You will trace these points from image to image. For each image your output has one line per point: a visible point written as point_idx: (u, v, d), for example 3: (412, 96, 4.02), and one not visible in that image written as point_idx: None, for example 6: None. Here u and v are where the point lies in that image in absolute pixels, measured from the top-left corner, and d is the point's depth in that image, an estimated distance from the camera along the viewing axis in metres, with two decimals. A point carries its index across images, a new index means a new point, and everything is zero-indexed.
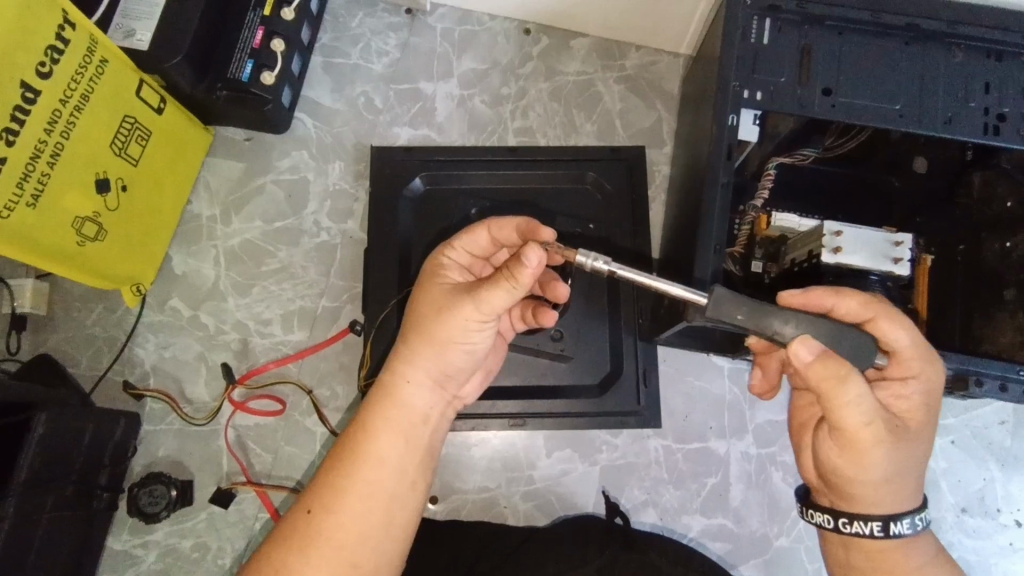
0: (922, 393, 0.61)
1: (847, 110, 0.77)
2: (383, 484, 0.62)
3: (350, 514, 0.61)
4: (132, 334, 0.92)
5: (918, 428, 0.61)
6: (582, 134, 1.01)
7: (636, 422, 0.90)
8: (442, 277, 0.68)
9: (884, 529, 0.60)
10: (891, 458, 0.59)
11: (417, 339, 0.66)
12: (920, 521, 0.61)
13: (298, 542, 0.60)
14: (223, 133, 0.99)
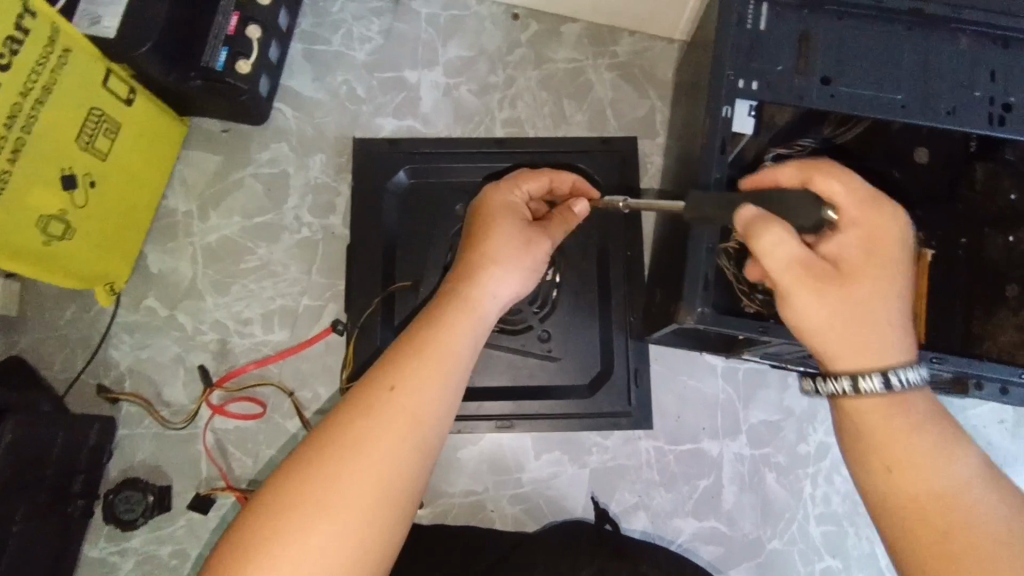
0: (868, 238, 0.55)
1: (846, 100, 0.73)
2: (453, 370, 0.59)
3: (424, 390, 0.57)
4: (107, 335, 0.89)
5: (880, 282, 0.53)
6: (572, 125, 0.97)
7: (627, 424, 0.88)
8: (509, 204, 0.72)
9: (855, 384, 0.52)
10: (824, 302, 0.53)
11: (498, 254, 0.67)
12: (908, 375, 0.51)
13: (365, 412, 0.55)
14: (198, 124, 0.95)
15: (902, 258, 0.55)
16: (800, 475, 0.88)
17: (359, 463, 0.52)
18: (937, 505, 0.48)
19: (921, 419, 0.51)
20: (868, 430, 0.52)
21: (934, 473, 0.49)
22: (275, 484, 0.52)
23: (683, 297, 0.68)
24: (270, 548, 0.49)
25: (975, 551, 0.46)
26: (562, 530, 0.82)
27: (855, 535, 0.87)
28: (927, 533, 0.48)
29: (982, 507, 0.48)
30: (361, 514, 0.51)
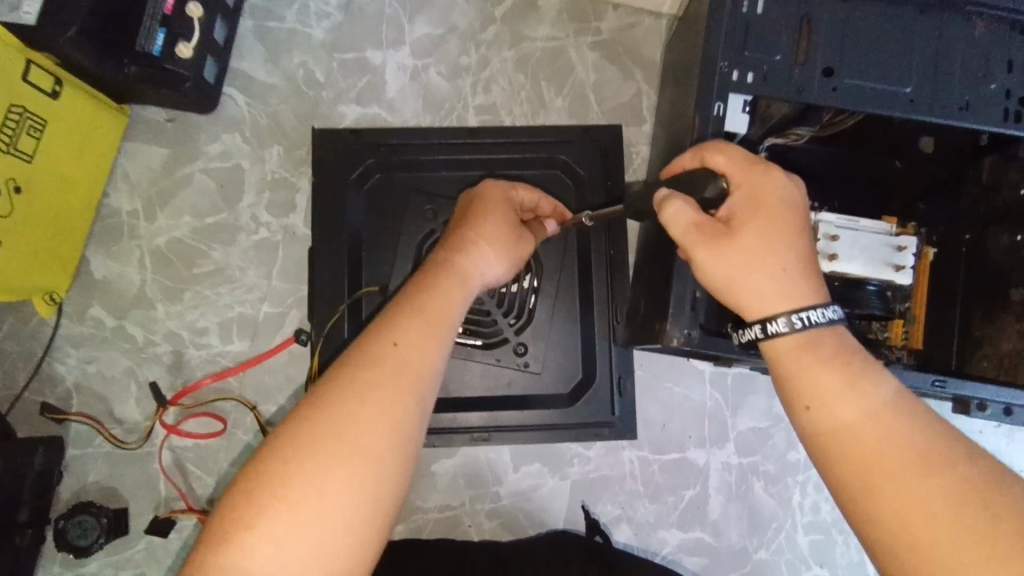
0: (751, 197, 0.54)
1: (850, 94, 0.66)
2: (453, 325, 0.56)
3: (430, 346, 0.53)
4: (50, 349, 0.82)
5: (768, 234, 0.53)
6: (552, 111, 0.89)
7: (611, 434, 0.84)
8: (493, 186, 0.70)
9: (763, 331, 0.52)
10: (725, 262, 0.53)
11: (494, 228, 0.65)
12: (812, 317, 0.51)
13: (370, 364, 0.50)
14: (140, 113, 0.87)
15: (790, 208, 0.54)
16: (789, 483, 0.85)
17: (370, 413, 0.48)
18: (849, 431, 0.48)
19: (836, 353, 0.50)
20: (790, 377, 0.51)
21: (844, 401, 0.48)
22: (278, 439, 0.47)
23: (669, 317, 0.63)
24: (280, 505, 0.44)
25: (884, 474, 0.45)
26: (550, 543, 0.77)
27: (844, 543, 0.84)
28: (842, 461, 0.47)
29: (895, 430, 0.46)
30: (375, 465, 0.47)
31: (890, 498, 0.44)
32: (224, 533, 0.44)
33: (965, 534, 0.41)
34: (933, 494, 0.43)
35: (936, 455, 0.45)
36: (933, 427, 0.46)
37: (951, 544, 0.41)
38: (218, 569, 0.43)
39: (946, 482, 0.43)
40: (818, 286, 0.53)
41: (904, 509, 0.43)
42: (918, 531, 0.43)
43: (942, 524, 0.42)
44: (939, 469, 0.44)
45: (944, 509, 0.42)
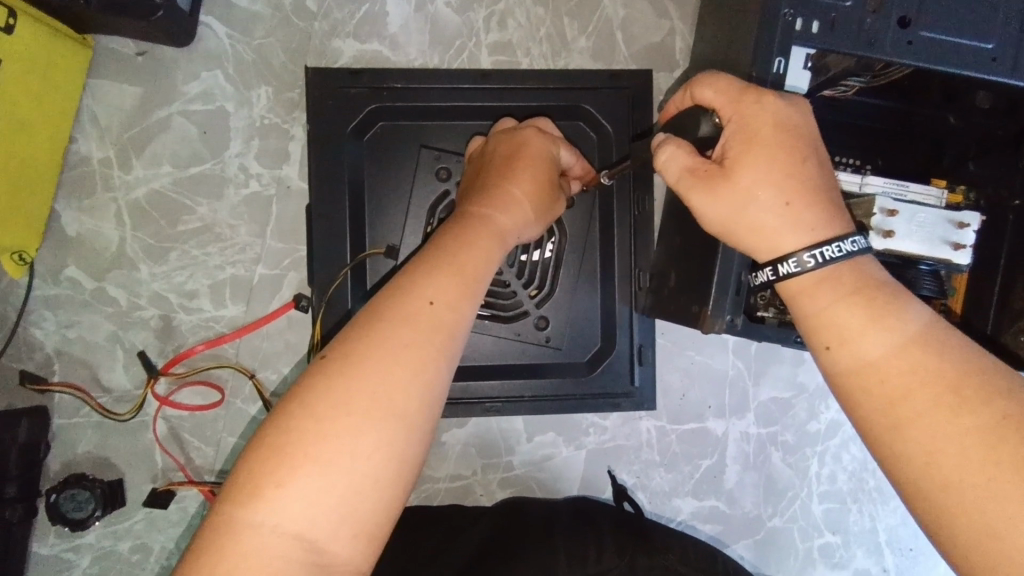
0: (739, 130, 0.48)
1: (926, 50, 0.58)
2: (484, 281, 0.51)
3: (464, 307, 0.48)
4: (24, 313, 0.75)
5: (767, 166, 0.46)
6: (575, 52, 0.80)
7: (629, 405, 0.80)
8: (523, 142, 0.64)
9: (773, 273, 0.47)
10: (723, 210, 0.48)
11: (524, 189, 0.60)
12: (825, 254, 0.45)
13: (405, 321, 0.45)
14: (106, 45, 0.76)
15: (788, 134, 0.47)
16: (807, 453, 0.83)
17: (407, 371, 0.44)
18: (873, 370, 0.42)
19: (859, 285, 0.45)
20: (812, 314, 0.46)
21: (870, 337, 0.43)
22: (306, 393, 0.42)
23: (710, 302, 0.58)
24: (310, 463, 0.40)
25: (913, 413, 0.40)
26: (579, 509, 0.75)
27: (857, 512, 0.84)
28: (866, 403, 0.43)
29: (926, 365, 0.41)
30: (410, 427, 0.43)
31: (915, 438, 0.40)
32: (250, 488, 0.40)
33: (998, 473, 0.37)
34: (964, 432, 0.39)
35: (970, 389, 0.40)
36: (969, 358, 0.41)
37: (988, 484, 0.37)
38: (246, 523, 0.39)
39: (980, 418, 0.39)
40: (827, 215, 0.47)
41: (932, 450, 0.39)
42: (948, 471, 0.38)
43: (973, 462, 0.38)
44: (974, 405, 0.39)
45: (976, 447, 0.38)
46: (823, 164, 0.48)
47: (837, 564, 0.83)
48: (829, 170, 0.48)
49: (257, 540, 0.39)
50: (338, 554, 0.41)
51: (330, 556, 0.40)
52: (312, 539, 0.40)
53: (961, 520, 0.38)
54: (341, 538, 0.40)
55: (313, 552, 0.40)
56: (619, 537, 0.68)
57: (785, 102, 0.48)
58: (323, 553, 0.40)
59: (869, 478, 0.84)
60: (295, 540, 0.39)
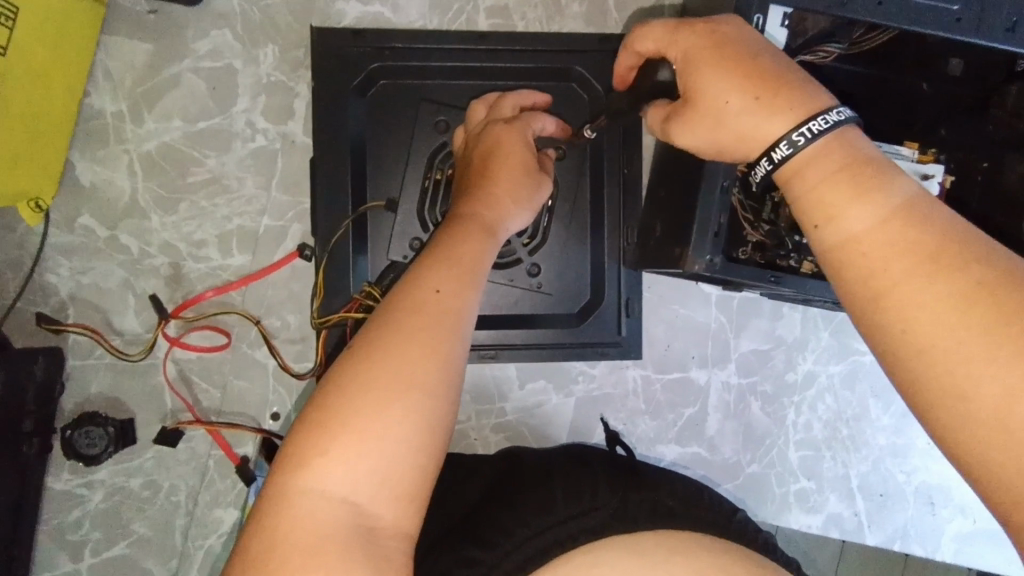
0: (685, 65, 0.51)
1: (895, 10, 0.62)
2: (483, 270, 0.55)
3: (468, 295, 0.52)
4: (39, 258, 0.79)
5: (710, 86, 0.49)
6: (568, 17, 0.84)
7: (616, 354, 0.84)
8: (494, 139, 0.67)
9: (771, 162, 0.47)
10: (698, 133, 0.51)
11: (507, 184, 0.64)
12: (814, 128, 0.46)
13: (413, 306, 0.48)
14: (119, 3, 0.79)
15: (714, 51, 0.50)
16: (785, 403, 0.88)
17: (426, 348, 0.46)
18: (856, 243, 0.43)
19: (841, 161, 0.45)
20: (807, 205, 0.46)
21: (856, 211, 0.43)
22: (338, 376, 0.45)
23: (692, 243, 0.62)
24: (345, 432, 0.43)
25: (889, 281, 0.40)
26: (570, 453, 0.79)
27: (831, 459, 0.88)
28: (849, 282, 0.43)
29: (908, 239, 0.41)
30: (432, 395, 0.45)
31: (899, 310, 0.40)
32: (299, 458, 0.43)
33: (975, 337, 0.37)
34: (946, 299, 0.38)
35: (951, 259, 0.39)
36: (952, 229, 0.41)
37: (957, 350, 0.37)
38: (296, 489, 0.42)
39: (963, 284, 0.38)
40: (790, 94, 0.47)
41: (916, 321, 0.39)
42: (920, 336, 0.39)
43: (956, 329, 0.37)
44: (954, 273, 0.39)
45: (957, 313, 0.38)
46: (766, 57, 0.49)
47: (812, 508, 0.88)
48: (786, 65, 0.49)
49: (306, 504, 0.42)
50: (383, 517, 0.43)
51: (373, 516, 0.43)
52: (357, 502, 0.43)
53: (943, 388, 0.37)
54: (383, 498, 0.43)
55: (359, 514, 0.43)
56: (613, 475, 0.72)
57: (709, 26, 0.51)
58: (368, 514, 0.43)
59: (843, 427, 0.88)
60: (342, 503, 0.42)
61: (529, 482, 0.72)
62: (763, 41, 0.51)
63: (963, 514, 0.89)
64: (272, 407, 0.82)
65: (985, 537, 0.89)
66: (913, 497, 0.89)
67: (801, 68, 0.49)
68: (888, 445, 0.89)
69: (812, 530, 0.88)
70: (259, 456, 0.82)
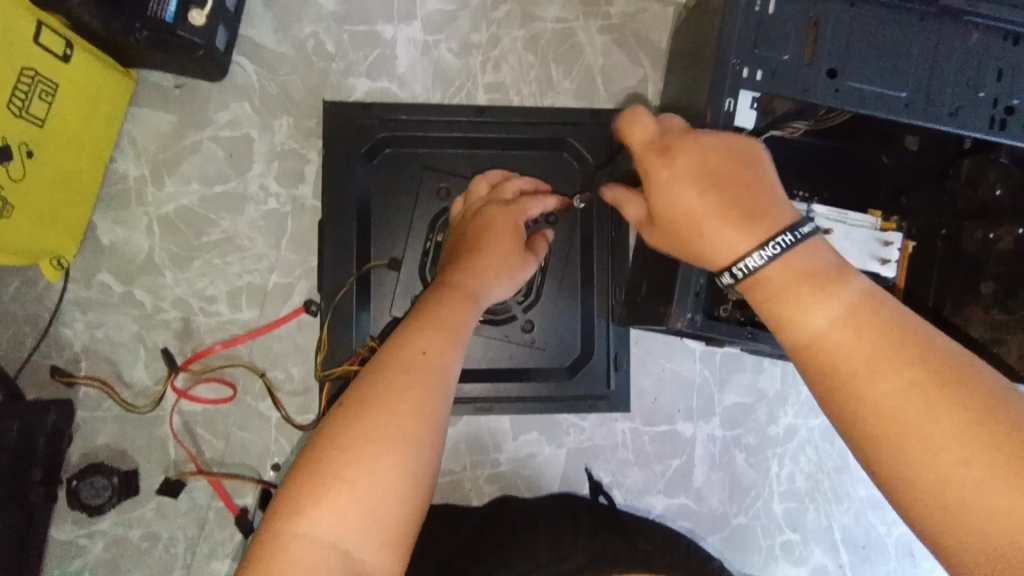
0: (649, 185, 0.54)
1: (850, 96, 0.69)
2: (464, 334, 0.59)
3: (451, 356, 0.56)
4: (57, 313, 0.83)
5: (684, 213, 0.51)
6: (560, 92, 0.92)
7: (606, 406, 0.88)
8: (489, 219, 0.72)
9: (733, 277, 0.50)
10: (671, 242, 0.54)
11: (496, 259, 0.70)
12: (768, 252, 0.48)
13: (404, 366, 0.53)
14: (146, 78, 0.86)
15: (687, 175, 0.51)
16: (768, 454, 0.91)
17: (414, 405, 0.50)
18: (821, 341, 0.46)
19: (801, 264, 0.48)
20: (772, 314, 0.49)
21: (819, 309, 0.46)
22: (330, 432, 0.49)
23: (674, 301, 0.67)
24: (339, 481, 0.47)
25: (857, 374, 0.43)
26: (560, 502, 0.82)
27: (814, 510, 0.91)
28: (817, 376, 0.46)
29: (870, 330, 0.44)
30: (419, 449, 0.49)
31: (867, 398, 0.43)
32: (293, 505, 0.46)
33: (944, 426, 0.40)
34: (906, 385, 0.42)
35: (911, 351, 0.43)
36: (906, 322, 0.45)
37: (933, 439, 0.40)
38: (288, 535, 0.45)
39: (918, 373, 0.42)
40: (750, 218, 0.49)
41: (883, 406, 0.42)
42: (898, 424, 0.41)
43: (917, 412, 0.41)
44: (914, 365, 0.42)
45: (917, 398, 0.41)
46: (730, 173, 0.50)
47: (797, 560, 0.90)
48: (749, 178, 0.51)
49: (297, 549, 0.45)
50: (368, 562, 0.46)
51: (359, 560, 0.46)
52: (344, 547, 0.45)
53: (906, 462, 0.41)
54: (368, 546, 0.46)
55: (347, 561, 0.45)
56: (591, 522, 0.75)
57: (678, 148, 0.53)
58: (355, 561, 0.45)
59: (825, 478, 0.92)
60: (330, 548, 0.45)
61: (518, 527, 0.75)
62: (732, 153, 0.52)
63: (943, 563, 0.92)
64: (273, 458, 0.85)
65: None
66: (895, 549, 0.92)
67: (765, 180, 0.51)
68: (868, 497, 0.93)
69: None
70: (259, 506, 0.84)
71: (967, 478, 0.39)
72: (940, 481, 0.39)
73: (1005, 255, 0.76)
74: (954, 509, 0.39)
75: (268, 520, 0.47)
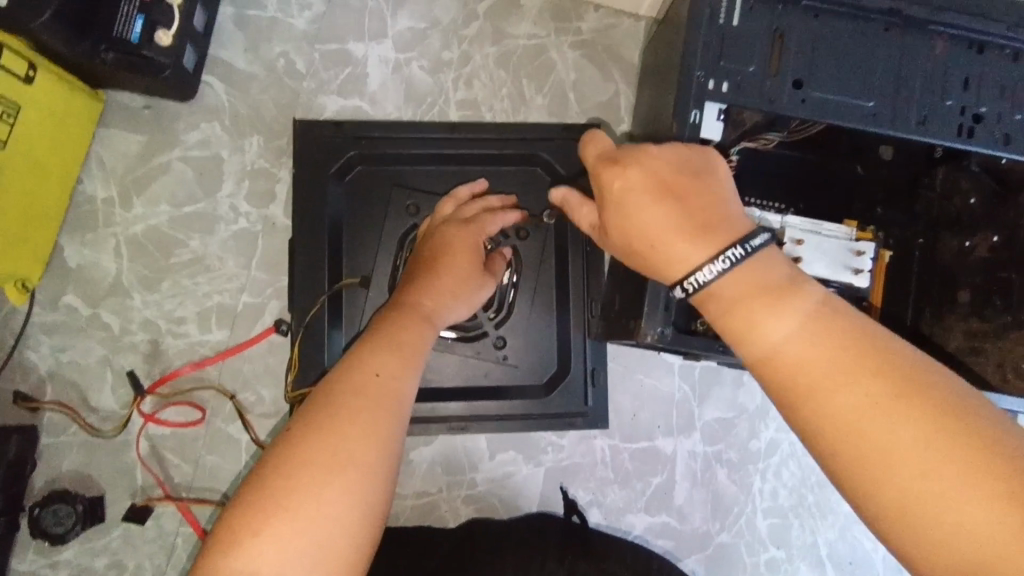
0: (604, 199, 0.54)
1: (817, 106, 0.69)
2: (421, 359, 0.59)
3: (407, 379, 0.55)
4: (22, 337, 0.81)
5: (637, 224, 0.51)
6: (533, 108, 0.92)
7: (584, 423, 0.87)
8: (447, 240, 0.72)
9: (684, 291, 0.49)
10: (630, 257, 0.54)
11: (452, 280, 0.69)
12: (715, 268, 0.47)
13: (357, 390, 0.52)
14: (115, 99, 0.85)
15: (640, 188, 0.51)
16: (750, 470, 0.90)
17: (364, 430, 0.49)
18: (780, 352, 0.45)
19: (755, 275, 0.47)
20: (731, 324, 0.48)
21: (777, 320, 0.45)
22: (273, 462, 0.48)
23: (644, 315, 0.66)
24: (281, 510, 0.45)
25: (817, 385, 0.42)
26: (536, 525, 0.79)
27: (799, 526, 0.89)
28: (778, 389, 0.45)
29: (830, 340, 0.43)
30: (368, 476, 0.48)
31: (829, 410, 0.42)
32: (231, 539, 0.44)
33: (907, 438, 0.39)
34: (866, 397, 0.41)
35: (871, 359, 0.42)
36: (865, 330, 0.44)
37: (896, 452, 0.39)
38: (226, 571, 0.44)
39: (878, 384, 0.41)
40: (700, 233, 0.49)
41: (845, 418, 0.41)
42: (861, 437, 0.40)
43: (879, 424, 0.40)
44: (873, 374, 0.41)
45: (875, 410, 0.40)
46: (685, 190, 0.51)
47: None
48: (698, 193, 0.51)
49: None
50: None
51: None
52: None
53: (868, 476, 0.40)
54: None
55: None
56: (562, 547, 0.73)
57: (632, 160, 0.52)
58: None
59: (809, 493, 0.90)
60: None
61: (492, 551, 0.73)
62: (681, 168, 0.52)
63: None
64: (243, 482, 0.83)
65: None
66: (882, 565, 0.90)
67: (715, 192, 0.51)
68: (854, 512, 0.91)
69: None
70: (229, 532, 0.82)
71: (929, 490, 0.38)
72: (904, 494, 0.39)
73: (982, 262, 0.77)
74: (918, 521, 0.38)
75: (206, 555, 0.45)
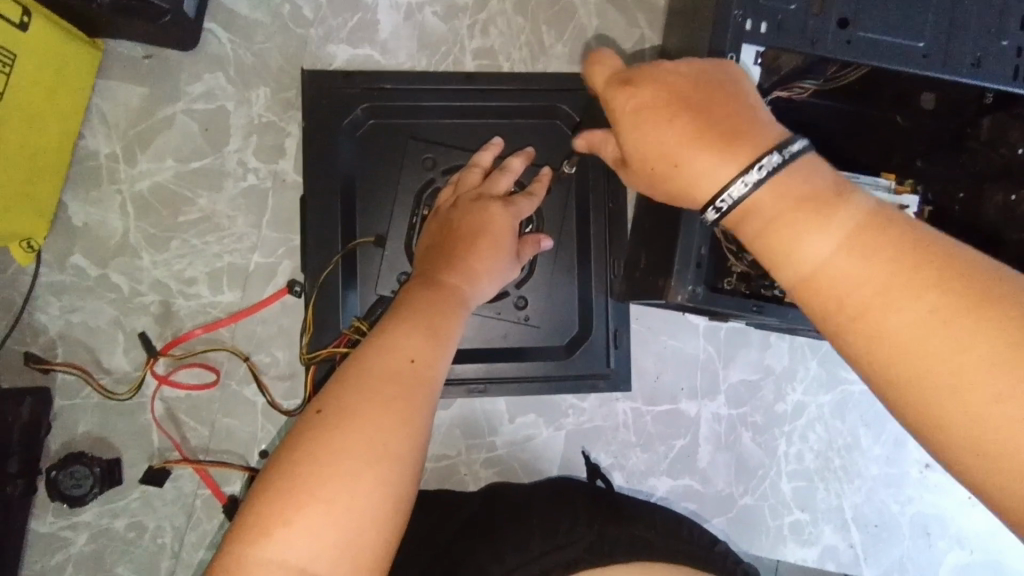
0: (615, 121, 0.50)
1: (862, 47, 0.64)
2: (451, 336, 0.56)
3: (439, 359, 0.53)
4: (30, 298, 0.79)
5: (654, 143, 0.47)
6: (552, 57, 0.87)
7: (605, 386, 0.85)
8: (479, 211, 0.67)
9: (717, 212, 0.45)
10: (652, 185, 0.49)
11: (484, 254, 0.65)
12: (751, 179, 0.43)
13: (391, 376, 0.49)
14: (114, 49, 0.81)
15: (652, 106, 0.47)
16: (775, 433, 0.88)
17: (397, 416, 0.47)
18: (821, 272, 0.40)
19: (793, 187, 0.43)
20: (768, 247, 0.43)
21: (817, 237, 0.41)
22: (300, 446, 0.45)
23: (674, 274, 0.63)
24: (313, 499, 0.43)
25: (865, 308, 0.38)
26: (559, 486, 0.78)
27: (824, 489, 0.88)
28: (823, 315, 0.41)
29: (878, 256, 0.39)
30: (397, 463, 0.46)
31: (879, 336, 0.38)
32: (262, 528, 0.43)
33: (969, 359, 0.35)
34: (922, 315, 0.36)
35: (928, 273, 0.37)
36: (920, 240, 0.39)
37: (956, 374, 0.35)
38: (253, 560, 0.42)
39: (935, 301, 0.36)
40: (724, 142, 0.44)
41: (898, 342, 0.37)
42: (916, 362, 0.36)
43: (938, 344, 0.36)
44: (930, 289, 0.37)
45: (934, 328, 0.36)
46: (709, 101, 0.46)
47: (807, 541, 0.87)
48: (722, 100, 0.46)
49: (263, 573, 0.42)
50: None
51: None
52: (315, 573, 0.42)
53: (928, 406, 0.36)
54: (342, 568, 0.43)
55: None
56: (588, 507, 0.72)
57: (645, 78, 0.48)
58: None
59: (835, 456, 0.88)
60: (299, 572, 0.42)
61: (516, 515, 0.72)
62: (700, 80, 0.47)
63: (960, 544, 0.89)
64: (260, 445, 0.81)
65: (984, 564, 0.89)
66: (909, 528, 0.89)
67: (740, 100, 0.47)
68: (882, 475, 0.89)
69: (809, 563, 0.87)
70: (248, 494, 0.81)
71: (1001, 416, 0.34)
72: (971, 423, 0.35)
73: None
74: (989, 451, 0.34)
75: (235, 536, 0.44)
